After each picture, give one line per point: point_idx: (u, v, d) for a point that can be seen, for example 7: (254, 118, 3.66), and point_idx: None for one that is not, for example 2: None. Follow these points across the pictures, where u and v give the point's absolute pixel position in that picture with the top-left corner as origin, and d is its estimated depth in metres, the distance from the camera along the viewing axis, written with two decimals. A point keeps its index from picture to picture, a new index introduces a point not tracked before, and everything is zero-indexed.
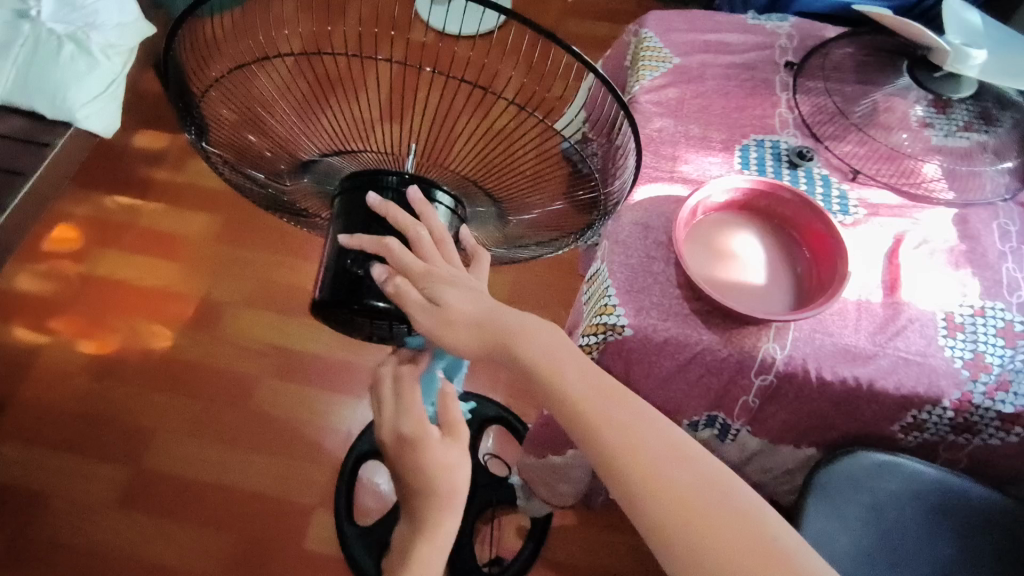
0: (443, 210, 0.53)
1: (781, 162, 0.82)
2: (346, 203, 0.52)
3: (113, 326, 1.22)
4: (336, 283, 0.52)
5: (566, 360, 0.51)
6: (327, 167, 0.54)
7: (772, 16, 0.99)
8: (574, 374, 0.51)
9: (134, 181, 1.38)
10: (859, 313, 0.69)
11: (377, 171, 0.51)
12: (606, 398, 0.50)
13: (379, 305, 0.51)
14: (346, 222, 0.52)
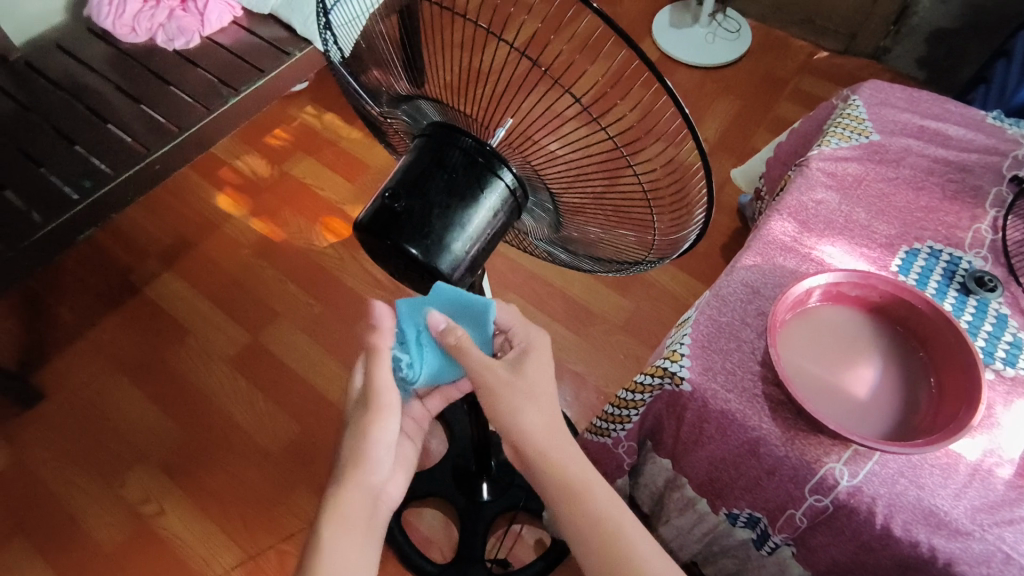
0: (502, 187, 0.50)
1: (950, 282, 0.69)
2: (421, 145, 0.50)
3: (286, 218, 1.41)
4: (382, 211, 0.48)
5: (543, 408, 0.55)
6: (422, 108, 0.54)
7: (1022, 123, 0.84)
8: (544, 426, 0.55)
9: (349, 107, 1.57)
10: (970, 480, 0.56)
11: (456, 129, 0.49)
12: (564, 453, 0.55)
13: (411, 251, 0.47)
14: (412, 162, 0.49)
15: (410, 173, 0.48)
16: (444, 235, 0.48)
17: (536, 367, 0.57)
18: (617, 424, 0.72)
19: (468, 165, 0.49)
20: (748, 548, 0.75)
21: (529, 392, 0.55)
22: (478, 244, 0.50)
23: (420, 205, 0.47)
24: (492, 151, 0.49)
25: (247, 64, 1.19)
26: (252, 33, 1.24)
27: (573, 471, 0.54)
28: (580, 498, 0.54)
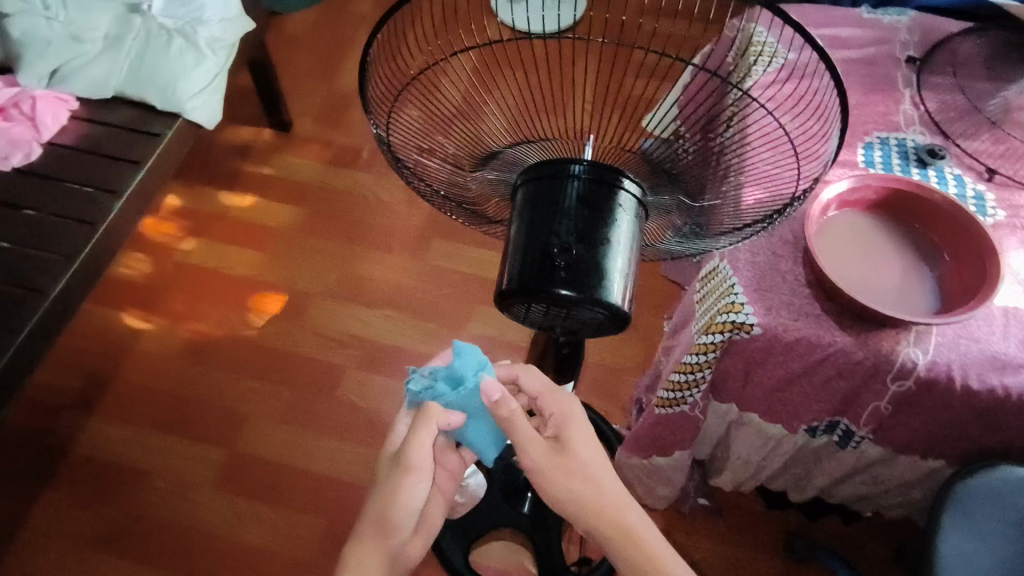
0: (629, 199, 0.49)
1: (909, 161, 0.78)
2: (532, 190, 0.49)
3: (205, 312, 1.26)
4: (524, 269, 0.48)
5: (581, 473, 0.57)
6: (514, 158, 0.53)
7: (890, 10, 0.95)
8: (592, 493, 0.56)
9: (224, 174, 1.43)
10: (1007, 320, 0.65)
11: (565, 160, 0.48)
12: (611, 509, 0.56)
13: (568, 292, 0.46)
14: (531, 212, 0.49)
15: (543, 223, 0.48)
16: (593, 264, 0.47)
17: (575, 439, 0.58)
18: (689, 389, 0.74)
19: (590, 190, 0.48)
20: (824, 450, 0.80)
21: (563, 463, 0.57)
22: (627, 262, 0.49)
23: (557, 247, 0.47)
24: (607, 167, 0.48)
25: (109, 159, 1.02)
26: (97, 122, 1.05)
27: (618, 530, 0.55)
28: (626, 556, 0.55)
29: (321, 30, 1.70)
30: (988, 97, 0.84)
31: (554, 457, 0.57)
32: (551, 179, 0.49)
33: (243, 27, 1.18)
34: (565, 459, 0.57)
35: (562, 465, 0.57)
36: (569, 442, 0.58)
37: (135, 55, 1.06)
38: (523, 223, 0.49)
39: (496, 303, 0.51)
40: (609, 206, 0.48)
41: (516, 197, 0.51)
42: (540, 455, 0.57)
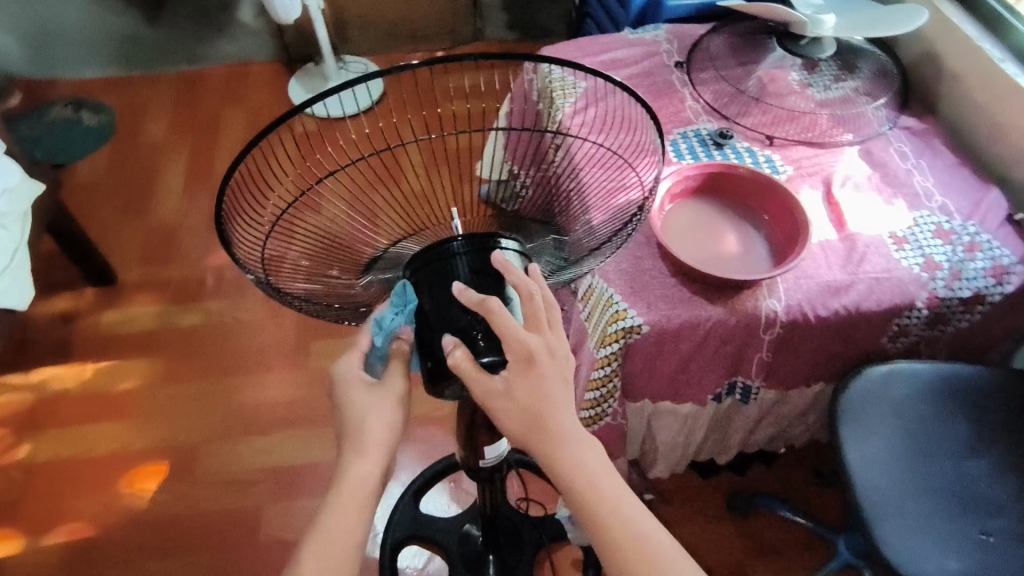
0: (513, 253, 0.52)
1: (708, 146, 0.90)
2: (426, 281, 0.51)
3: (75, 507, 1.10)
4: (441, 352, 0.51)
5: (571, 444, 0.50)
6: (394, 255, 0.55)
7: (647, 28, 1.10)
8: (577, 472, 0.51)
9: (51, 351, 1.27)
10: (825, 252, 0.78)
11: (443, 242, 0.52)
12: (593, 482, 0.52)
13: (490, 358, 0.50)
14: (433, 301, 0.51)
15: (441, 304, 0.51)
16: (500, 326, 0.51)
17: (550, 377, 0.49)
18: (606, 401, 0.80)
19: (475, 261, 0.51)
20: (731, 409, 0.88)
21: (545, 427, 0.49)
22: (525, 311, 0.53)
23: (469, 321, 0.50)
24: (482, 236, 0.52)
25: None
26: None
27: (600, 511, 0.52)
28: (607, 543, 0.52)
29: (117, 169, 1.59)
30: (746, 77, 0.99)
31: (533, 411, 0.49)
32: (435, 263, 0.51)
33: (33, 192, 1.06)
34: (550, 424, 0.49)
35: (542, 431, 0.49)
36: (552, 397, 0.49)
37: None
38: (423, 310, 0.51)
39: (427, 388, 0.53)
40: (495, 273, 0.51)
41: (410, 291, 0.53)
42: (505, 415, 0.49)
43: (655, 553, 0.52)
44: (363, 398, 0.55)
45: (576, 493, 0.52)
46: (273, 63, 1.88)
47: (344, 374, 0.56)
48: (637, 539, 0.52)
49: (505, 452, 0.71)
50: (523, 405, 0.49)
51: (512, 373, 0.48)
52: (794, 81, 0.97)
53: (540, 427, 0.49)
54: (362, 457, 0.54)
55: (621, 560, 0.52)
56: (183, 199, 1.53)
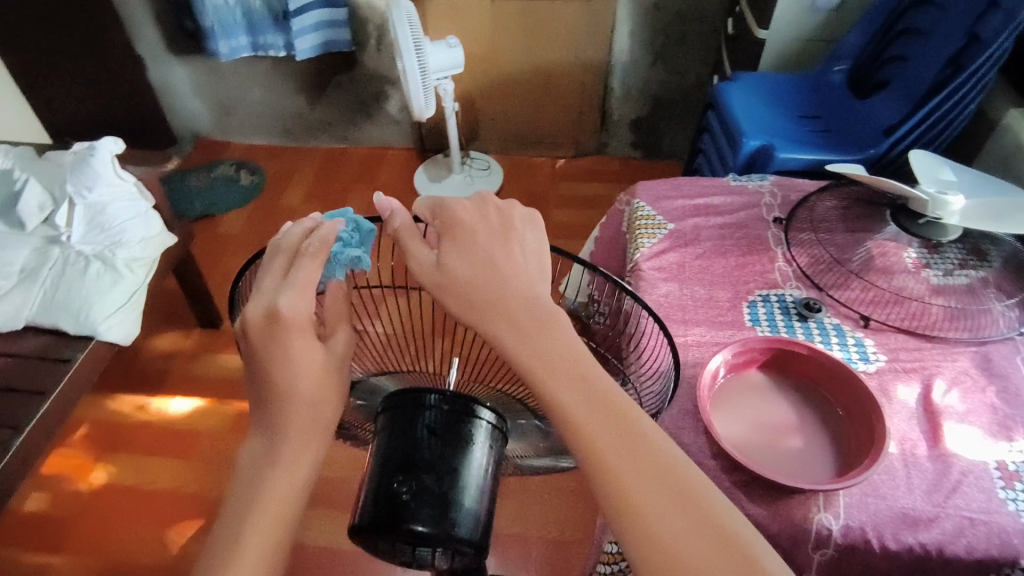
0: (485, 426, 0.43)
1: (790, 316, 0.83)
2: (388, 424, 0.43)
3: (120, 536, 1.17)
4: (376, 505, 0.41)
5: (595, 410, 0.41)
6: (370, 386, 0.50)
7: (753, 176, 1.06)
8: (570, 387, 0.42)
9: (148, 381, 1.40)
10: (907, 470, 0.66)
11: (415, 392, 0.43)
12: (586, 388, 0.42)
13: (423, 530, 0.39)
14: (388, 442, 0.43)
15: (393, 453, 0.42)
16: (444, 497, 0.40)
17: (565, 339, 0.43)
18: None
19: (445, 422, 0.42)
20: None
21: (508, 312, 0.43)
22: (485, 490, 0.42)
23: (412, 469, 0.41)
24: (461, 397, 0.43)
25: (14, 391, 0.99)
26: (5, 355, 1.04)
27: (607, 441, 0.41)
28: (620, 495, 0.40)
29: (252, 226, 1.79)
30: (853, 246, 0.89)
31: (488, 296, 0.43)
32: (401, 412, 0.43)
33: (164, 243, 1.22)
34: (518, 309, 0.43)
35: (581, 380, 0.42)
36: (521, 284, 0.44)
37: (49, 285, 1.08)
38: (375, 458, 0.43)
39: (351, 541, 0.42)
40: (461, 439, 0.42)
41: (376, 428, 0.44)
42: (456, 300, 0.43)
43: (683, 485, 0.41)
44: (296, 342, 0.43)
45: (566, 424, 0.41)
46: (408, 150, 2.05)
47: (274, 301, 0.43)
48: (663, 472, 0.41)
49: None
50: (478, 287, 0.43)
51: (530, 324, 0.43)
52: (908, 258, 0.86)
53: (501, 316, 0.43)
54: (299, 452, 0.43)
55: (642, 510, 0.39)
56: None
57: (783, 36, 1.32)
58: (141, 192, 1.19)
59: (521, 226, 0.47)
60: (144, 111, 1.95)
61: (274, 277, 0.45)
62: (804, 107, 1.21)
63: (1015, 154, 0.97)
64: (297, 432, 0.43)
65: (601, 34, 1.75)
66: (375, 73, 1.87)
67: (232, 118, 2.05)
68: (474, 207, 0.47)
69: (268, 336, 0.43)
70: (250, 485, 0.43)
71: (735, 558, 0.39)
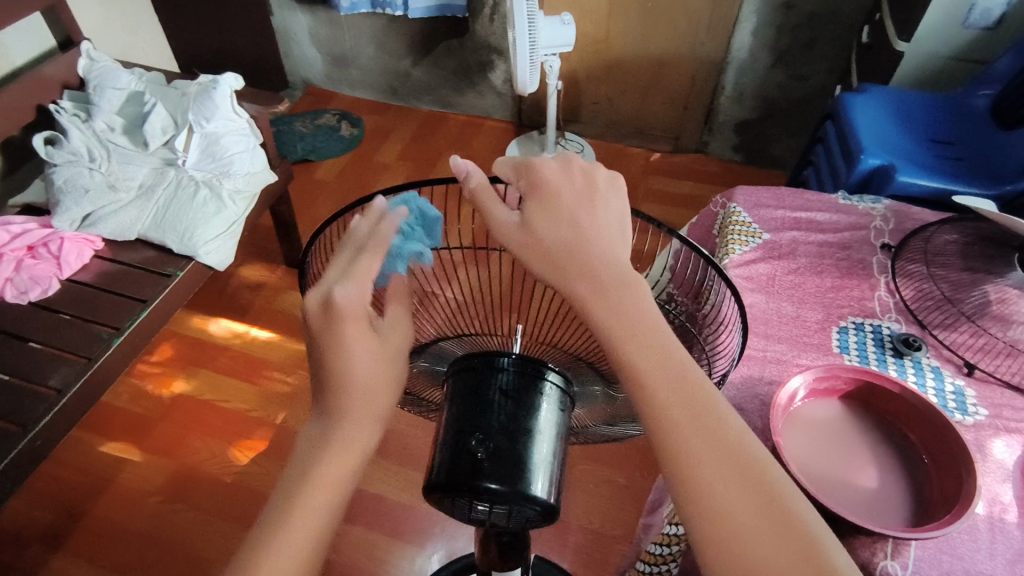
0: (553, 389, 0.44)
1: (884, 349, 0.78)
2: (460, 385, 0.44)
3: (191, 445, 1.26)
4: (451, 460, 0.42)
5: (668, 387, 0.40)
6: (438, 351, 0.50)
7: (865, 198, 0.99)
8: (645, 352, 0.40)
9: (233, 308, 1.49)
10: (993, 534, 0.61)
11: (489, 354, 0.44)
12: (665, 361, 0.40)
13: (496, 487, 0.40)
14: (460, 399, 0.44)
15: (467, 410, 0.43)
16: (516, 458, 0.41)
17: (646, 310, 0.41)
18: None
19: (516, 386, 0.43)
20: None
21: (591, 271, 0.41)
22: (553, 455, 0.43)
23: (485, 428, 0.42)
24: (534, 362, 0.44)
25: (122, 295, 1.08)
26: (117, 262, 1.13)
27: (682, 418, 0.39)
28: (689, 473, 0.39)
29: (347, 177, 1.86)
30: (969, 286, 0.81)
31: (571, 256, 0.41)
32: (474, 371, 0.44)
33: (266, 180, 1.28)
34: (600, 270, 0.41)
35: (657, 351, 0.40)
36: (605, 247, 0.42)
37: (162, 204, 1.16)
38: (449, 413, 0.44)
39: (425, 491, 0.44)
40: (530, 405, 0.42)
41: (447, 389, 0.46)
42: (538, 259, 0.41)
43: (755, 470, 0.39)
44: (358, 337, 0.42)
45: (640, 392, 0.40)
46: (505, 123, 2.06)
47: (335, 294, 0.42)
48: (735, 453, 0.39)
49: None
50: (561, 245, 0.41)
51: (613, 288, 0.41)
52: None
53: (584, 276, 0.41)
54: (356, 432, 0.42)
55: (710, 494, 0.38)
56: None
57: (924, 51, 1.22)
58: (252, 129, 1.26)
59: (604, 186, 0.44)
60: (263, 54, 2.04)
61: (339, 269, 0.43)
62: (935, 131, 1.12)
63: None
64: (353, 419, 0.42)
65: (721, 29, 1.68)
66: (485, 42, 1.88)
67: (342, 70, 2.12)
68: (559, 167, 0.45)
69: (327, 329, 0.42)
70: (299, 474, 0.42)
71: (804, 551, 0.37)
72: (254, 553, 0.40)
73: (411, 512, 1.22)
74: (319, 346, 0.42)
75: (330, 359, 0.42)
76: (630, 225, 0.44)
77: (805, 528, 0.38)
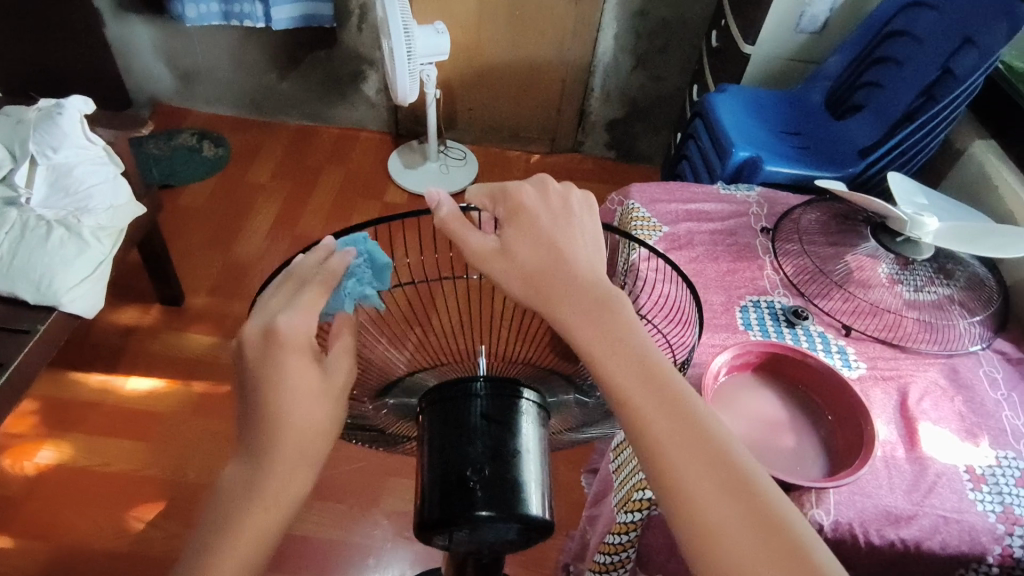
0: (530, 406, 0.44)
1: (779, 322, 0.87)
2: (438, 417, 0.44)
3: (73, 520, 1.13)
4: (440, 494, 0.41)
5: (650, 395, 0.42)
6: (412, 383, 0.50)
7: (740, 186, 1.10)
8: (626, 364, 0.43)
9: (104, 359, 1.36)
10: (889, 471, 0.71)
11: (464, 381, 0.44)
12: (647, 371, 0.43)
13: (486, 514, 0.40)
14: (439, 433, 0.43)
15: (450, 442, 0.42)
16: (505, 481, 0.41)
17: (623, 326, 0.43)
18: (617, 568, 0.73)
19: (494, 408, 0.43)
20: None
21: (569, 295, 0.43)
22: (539, 471, 0.43)
23: (472, 458, 0.41)
24: (508, 383, 0.44)
25: None
26: None
27: (666, 423, 0.42)
28: (678, 480, 0.41)
29: (217, 202, 1.73)
30: (834, 259, 0.94)
31: (553, 282, 0.43)
32: (450, 402, 0.44)
33: (132, 212, 1.18)
34: (580, 293, 0.43)
35: (639, 361, 0.43)
36: (581, 269, 0.44)
37: (8, 249, 1.02)
38: (432, 447, 0.43)
39: (416, 530, 0.43)
40: (508, 424, 0.43)
41: (422, 423, 0.45)
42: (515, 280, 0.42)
43: (736, 468, 0.42)
44: (297, 367, 0.40)
45: (624, 406, 0.42)
46: (383, 133, 2.01)
47: (273, 321, 0.40)
48: (714, 453, 0.42)
49: None
50: (542, 270, 0.43)
51: (590, 307, 0.43)
52: (882, 273, 0.91)
53: (565, 300, 0.43)
54: (289, 468, 0.40)
55: (695, 494, 0.41)
56: (266, 242, 1.64)
57: (770, 51, 1.37)
58: (110, 157, 1.15)
59: (576, 210, 0.47)
60: (100, 71, 1.83)
61: (284, 296, 0.41)
62: (787, 123, 1.27)
63: (980, 183, 1.06)
64: (285, 461, 0.40)
65: (586, 35, 1.77)
66: (354, 51, 1.82)
67: (196, 85, 1.95)
68: (532, 192, 0.46)
69: (265, 355, 0.40)
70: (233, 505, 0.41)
71: (788, 542, 0.40)
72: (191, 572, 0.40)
73: (337, 547, 1.17)
74: (256, 374, 0.40)
75: (268, 389, 0.40)
76: (604, 244, 0.47)
77: (788, 516, 0.41)
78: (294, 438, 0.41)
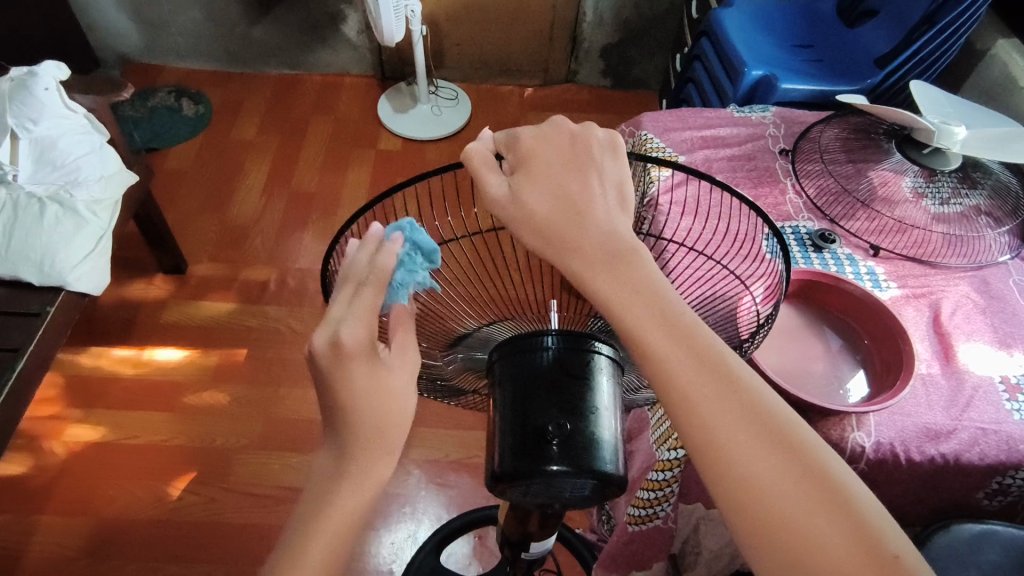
0: (605, 361, 0.43)
1: (806, 247, 0.86)
2: (507, 371, 0.43)
3: (109, 494, 1.14)
4: (513, 449, 0.42)
5: (671, 345, 0.39)
6: (480, 338, 0.49)
7: (754, 108, 1.06)
8: (645, 315, 0.39)
9: (116, 335, 1.34)
10: (927, 389, 0.71)
11: (531, 334, 0.44)
12: (668, 321, 0.40)
13: (557, 469, 0.40)
14: (506, 387, 0.43)
15: (520, 399, 0.42)
16: (583, 436, 0.41)
17: (642, 276, 0.40)
18: (661, 503, 0.74)
19: (571, 364, 0.42)
20: None
21: (581, 247, 0.40)
22: (616, 426, 0.43)
23: (546, 415, 0.41)
24: (579, 339, 0.43)
25: None
26: None
27: (691, 374, 0.39)
28: (714, 434, 0.38)
29: (205, 163, 1.67)
30: (858, 177, 0.91)
31: (566, 233, 0.40)
32: (518, 357, 0.43)
33: (125, 181, 1.14)
34: (592, 245, 0.40)
35: (660, 312, 0.40)
36: (597, 218, 0.41)
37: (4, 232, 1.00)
38: (502, 404, 0.43)
39: (486, 483, 0.44)
40: (585, 379, 0.42)
41: (493, 378, 0.45)
42: (529, 234, 0.40)
43: (772, 417, 0.39)
44: (361, 377, 0.38)
45: (651, 362, 0.39)
46: (367, 77, 1.92)
47: (328, 339, 0.38)
48: (748, 402, 0.39)
49: (550, 546, 0.66)
50: (555, 222, 0.40)
51: (603, 260, 0.40)
52: (907, 188, 0.89)
53: (577, 254, 0.40)
54: (367, 472, 0.40)
55: (727, 445, 0.38)
56: (261, 201, 1.59)
57: None
58: (94, 125, 1.12)
59: (598, 153, 0.42)
60: (63, 32, 1.72)
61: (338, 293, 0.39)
62: (797, 37, 1.21)
63: (1002, 85, 1.02)
64: (364, 455, 0.40)
65: None
66: None
67: (164, 37, 1.84)
68: (545, 135, 0.42)
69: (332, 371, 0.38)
70: (320, 498, 0.40)
71: (838, 500, 0.37)
72: (276, 570, 0.39)
73: None
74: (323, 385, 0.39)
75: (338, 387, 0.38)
76: (630, 189, 0.42)
77: (828, 467, 0.38)
78: (375, 432, 0.39)
